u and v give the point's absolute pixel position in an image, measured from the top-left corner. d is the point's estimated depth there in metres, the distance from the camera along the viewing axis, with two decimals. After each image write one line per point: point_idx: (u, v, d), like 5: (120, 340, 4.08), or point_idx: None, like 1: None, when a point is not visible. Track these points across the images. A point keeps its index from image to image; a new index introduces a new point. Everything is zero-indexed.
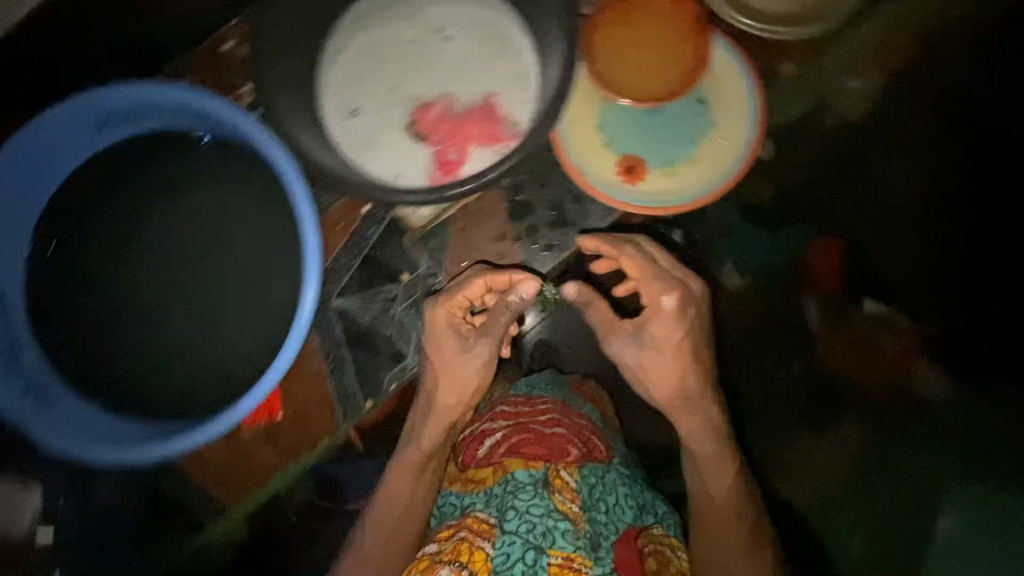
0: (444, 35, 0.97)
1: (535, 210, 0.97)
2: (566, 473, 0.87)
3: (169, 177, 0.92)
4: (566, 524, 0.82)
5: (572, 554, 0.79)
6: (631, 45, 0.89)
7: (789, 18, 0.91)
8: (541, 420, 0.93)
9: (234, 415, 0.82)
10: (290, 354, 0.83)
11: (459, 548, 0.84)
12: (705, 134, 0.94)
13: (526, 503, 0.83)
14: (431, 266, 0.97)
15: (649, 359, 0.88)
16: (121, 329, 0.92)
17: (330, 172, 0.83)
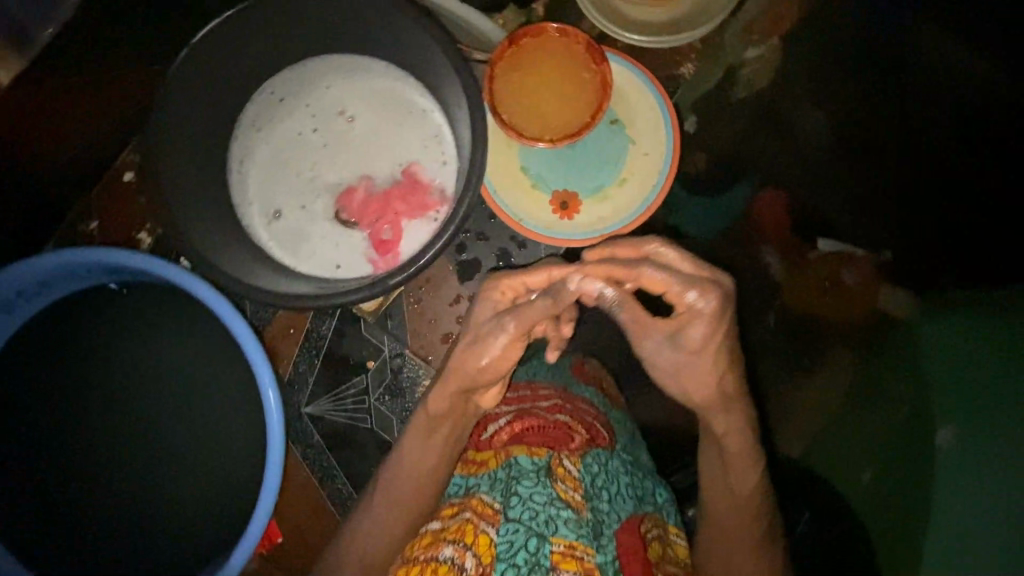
0: (348, 116, 0.96)
1: (482, 265, 0.96)
2: (569, 463, 0.73)
3: (104, 332, 0.89)
4: (568, 513, 0.67)
5: (575, 542, 0.65)
6: (534, 86, 0.89)
7: (675, 23, 0.92)
8: (543, 406, 0.82)
9: (240, 556, 0.80)
10: (275, 477, 0.80)
11: (462, 531, 0.69)
12: (626, 153, 0.94)
13: (530, 489, 0.68)
14: (394, 347, 0.94)
15: (684, 365, 0.72)
16: (92, 496, 0.89)
17: (255, 290, 0.78)
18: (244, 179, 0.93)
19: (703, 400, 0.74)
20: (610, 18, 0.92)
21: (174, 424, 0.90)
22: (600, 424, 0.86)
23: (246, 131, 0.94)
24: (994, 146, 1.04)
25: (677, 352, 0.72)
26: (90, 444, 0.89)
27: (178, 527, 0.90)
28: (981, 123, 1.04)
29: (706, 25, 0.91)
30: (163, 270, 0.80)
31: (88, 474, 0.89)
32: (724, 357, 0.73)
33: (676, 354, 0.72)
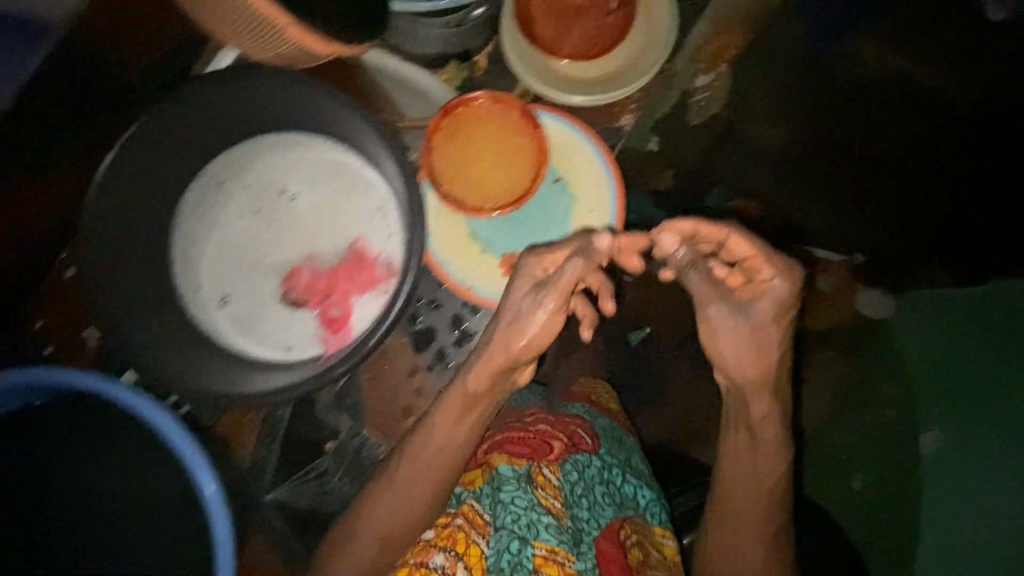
0: (289, 194, 0.94)
1: (437, 333, 0.94)
2: (549, 469, 0.74)
3: None
4: (550, 517, 0.69)
5: (556, 546, 0.67)
6: (473, 153, 0.88)
7: (608, 78, 0.93)
8: (528, 420, 0.83)
9: None
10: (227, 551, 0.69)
11: (452, 536, 0.70)
12: (572, 210, 0.94)
13: (511, 495, 0.70)
14: (353, 426, 0.93)
15: (740, 335, 0.70)
16: None
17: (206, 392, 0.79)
18: (186, 269, 0.91)
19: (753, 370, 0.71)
20: (543, 78, 0.92)
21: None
22: (583, 429, 0.83)
23: (187, 218, 0.92)
24: (995, 143, 0.86)
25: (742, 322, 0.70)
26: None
27: None
28: (981, 112, 0.85)
29: (641, 79, 0.92)
30: (83, 378, 0.72)
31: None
32: (785, 343, 0.71)
33: (737, 329, 0.70)
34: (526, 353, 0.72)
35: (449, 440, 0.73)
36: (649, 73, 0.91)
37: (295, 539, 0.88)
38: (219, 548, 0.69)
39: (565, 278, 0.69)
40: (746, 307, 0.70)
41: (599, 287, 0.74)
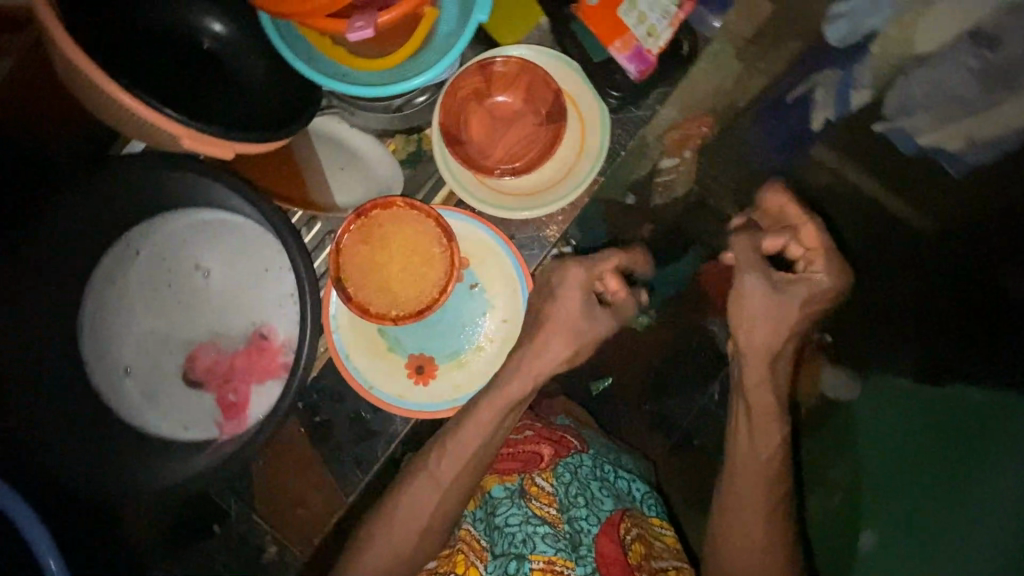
0: (204, 270, 0.94)
1: (336, 428, 0.92)
2: (541, 479, 0.81)
3: None
4: (545, 528, 0.76)
5: (553, 557, 0.73)
6: (383, 257, 0.87)
7: (538, 188, 0.92)
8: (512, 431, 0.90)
9: None
10: None
11: (452, 561, 0.79)
12: (483, 316, 0.92)
13: (504, 517, 0.78)
14: (243, 510, 0.93)
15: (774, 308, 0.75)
16: None
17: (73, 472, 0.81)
18: (90, 335, 0.91)
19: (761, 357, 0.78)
20: (467, 182, 0.90)
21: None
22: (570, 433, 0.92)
23: (98, 285, 0.91)
24: None
25: (774, 296, 0.75)
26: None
27: None
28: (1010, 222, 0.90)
29: (571, 191, 0.90)
30: None
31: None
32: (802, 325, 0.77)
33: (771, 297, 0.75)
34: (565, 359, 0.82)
35: (473, 451, 0.80)
36: (580, 186, 0.89)
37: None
38: None
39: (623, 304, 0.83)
40: (774, 284, 0.76)
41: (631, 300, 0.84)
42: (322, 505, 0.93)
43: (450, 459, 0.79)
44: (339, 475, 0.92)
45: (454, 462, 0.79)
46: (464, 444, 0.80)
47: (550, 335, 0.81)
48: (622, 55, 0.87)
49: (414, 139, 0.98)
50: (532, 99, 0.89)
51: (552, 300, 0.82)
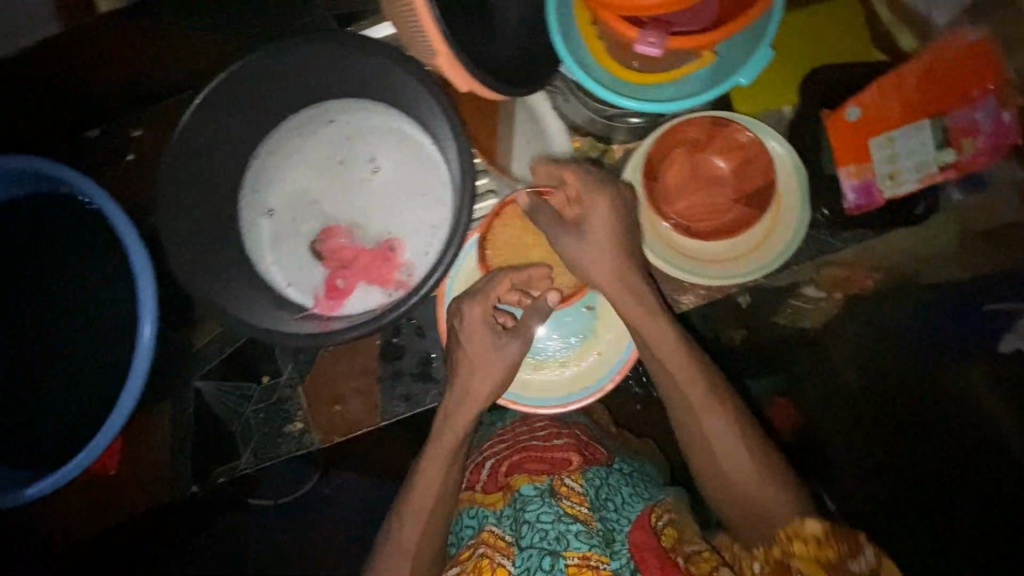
0: (373, 165, 0.99)
1: (405, 356, 0.97)
2: (571, 480, 0.81)
3: (60, 232, 0.92)
4: (578, 526, 0.75)
5: (588, 553, 0.72)
6: (530, 239, 0.91)
7: (703, 257, 0.89)
8: (540, 436, 0.88)
9: (76, 464, 0.78)
10: (130, 402, 0.78)
11: (479, 566, 0.75)
12: (583, 341, 0.93)
13: (536, 513, 0.76)
14: (293, 377, 0.98)
15: (594, 253, 0.80)
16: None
17: (187, 273, 0.85)
18: (258, 168, 0.99)
19: (727, 426, 0.76)
20: None
21: (77, 339, 0.91)
22: (597, 443, 0.92)
23: (286, 131, 0.99)
24: None
25: (590, 242, 0.80)
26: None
27: (27, 427, 0.91)
28: None
29: (723, 283, 0.88)
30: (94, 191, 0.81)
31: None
32: (629, 235, 0.82)
33: (587, 244, 0.81)
34: (490, 392, 0.84)
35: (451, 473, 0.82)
36: (734, 282, 0.88)
37: (204, 422, 0.98)
38: (127, 393, 0.78)
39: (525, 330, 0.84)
40: (580, 232, 0.81)
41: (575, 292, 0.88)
42: (359, 413, 0.97)
43: (442, 447, 0.82)
44: (384, 397, 0.97)
45: (450, 442, 0.82)
46: (435, 466, 0.81)
47: (469, 374, 0.83)
48: (849, 181, 0.85)
49: (598, 147, 1.00)
50: (740, 175, 0.88)
51: (460, 347, 0.84)
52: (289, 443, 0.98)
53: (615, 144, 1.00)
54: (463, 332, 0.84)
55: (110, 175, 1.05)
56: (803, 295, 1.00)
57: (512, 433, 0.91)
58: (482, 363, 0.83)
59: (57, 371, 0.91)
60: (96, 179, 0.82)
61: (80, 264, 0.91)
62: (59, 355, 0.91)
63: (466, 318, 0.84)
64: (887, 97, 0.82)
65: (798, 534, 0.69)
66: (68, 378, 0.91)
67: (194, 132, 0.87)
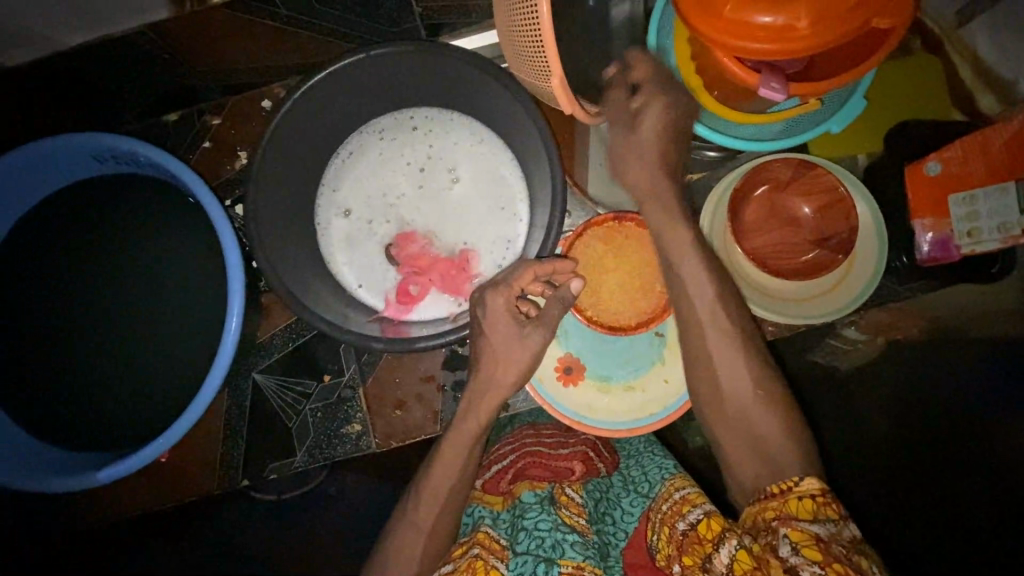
0: (453, 175, 1.01)
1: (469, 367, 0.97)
2: (571, 491, 0.83)
3: (138, 211, 0.91)
4: (574, 536, 0.75)
5: (581, 563, 0.72)
6: (613, 262, 0.90)
7: (776, 295, 0.90)
8: (547, 441, 0.93)
9: (156, 447, 0.79)
10: (213, 387, 0.79)
11: (472, 565, 0.76)
12: (650, 369, 0.94)
13: (534, 521, 0.77)
14: (355, 378, 0.98)
15: (629, 152, 0.81)
16: (44, 334, 0.90)
17: (269, 262, 0.84)
18: (339, 169, 1.00)
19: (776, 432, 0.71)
20: (716, 239, 0.90)
21: (147, 320, 0.90)
22: (604, 450, 0.95)
23: (370, 134, 1.00)
24: None
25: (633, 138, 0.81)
26: (62, 292, 0.90)
27: (86, 401, 0.89)
28: None
29: (794, 322, 0.90)
30: (191, 178, 0.82)
31: (47, 320, 0.90)
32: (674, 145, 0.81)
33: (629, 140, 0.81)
34: (511, 382, 0.84)
35: (467, 464, 0.82)
36: (802, 323, 0.89)
37: (260, 413, 0.98)
38: (211, 376, 0.79)
39: (546, 319, 0.83)
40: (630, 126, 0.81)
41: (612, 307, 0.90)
42: (418, 419, 0.97)
43: (465, 436, 0.82)
44: (445, 407, 0.97)
45: (473, 428, 0.83)
46: (448, 463, 0.81)
47: (493, 362, 0.83)
48: (926, 234, 0.89)
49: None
50: (818, 219, 0.90)
51: (483, 336, 0.84)
52: (346, 444, 0.97)
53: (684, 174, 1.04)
54: (485, 321, 0.83)
55: (185, 158, 1.06)
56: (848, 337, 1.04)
57: (519, 432, 0.95)
58: (504, 352, 0.83)
59: (124, 351, 0.90)
60: (194, 164, 0.83)
61: (154, 247, 0.91)
62: (127, 335, 0.90)
63: (488, 307, 0.83)
64: (969, 156, 0.86)
65: (794, 492, 0.64)
66: (134, 359, 0.90)
67: (291, 124, 0.87)
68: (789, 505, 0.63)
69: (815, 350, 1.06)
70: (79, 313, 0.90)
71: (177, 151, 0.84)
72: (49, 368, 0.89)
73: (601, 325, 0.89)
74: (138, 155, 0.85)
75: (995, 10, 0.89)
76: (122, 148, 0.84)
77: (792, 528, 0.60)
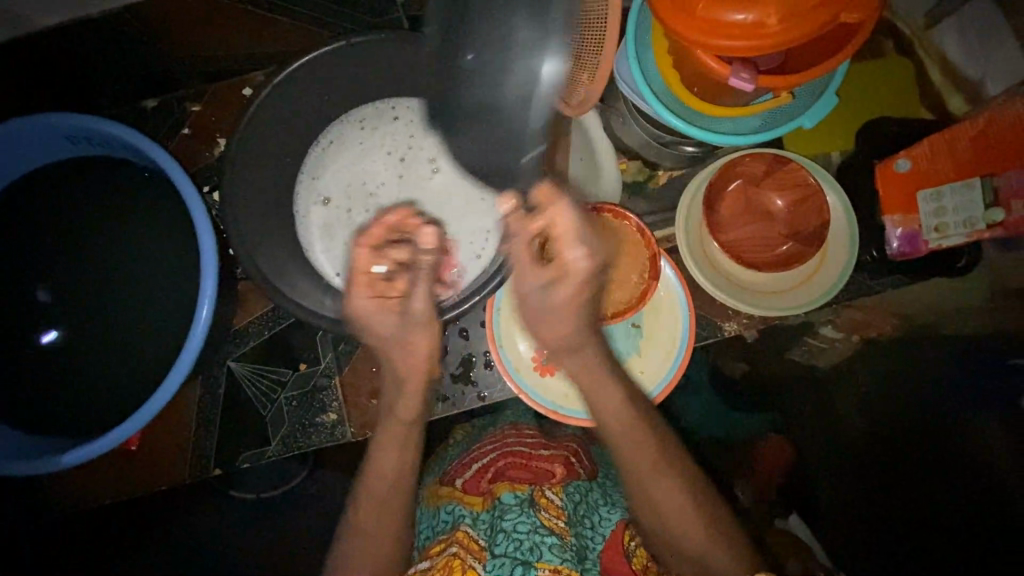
0: (434, 165, 1.01)
1: (446, 358, 1.02)
2: (552, 493, 0.83)
3: (113, 194, 0.90)
4: (553, 539, 0.77)
5: (559, 567, 0.74)
6: None
7: (752, 288, 0.92)
8: (529, 442, 0.93)
9: (120, 433, 0.78)
10: (182, 372, 0.78)
11: (449, 564, 0.76)
12: (626, 360, 0.94)
13: (513, 523, 0.79)
14: (332, 367, 0.97)
15: (544, 314, 0.80)
16: (15, 314, 0.88)
17: (243, 246, 0.84)
18: (320, 157, 1.00)
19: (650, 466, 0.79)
20: (691, 237, 0.92)
21: (121, 305, 0.89)
22: (582, 455, 0.95)
23: (351, 123, 1.01)
24: None
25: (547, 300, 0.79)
26: (35, 274, 0.89)
27: (58, 384, 0.88)
28: None
29: (766, 313, 0.91)
30: (165, 159, 0.81)
31: (19, 300, 0.89)
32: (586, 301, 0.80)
33: (543, 291, 0.79)
34: (424, 363, 0.83)
35: (396, 464, 0.83)
36: (768, 314, 0.90)
37: (235, 401, 0.97)
38: (179, 361, 0.78)
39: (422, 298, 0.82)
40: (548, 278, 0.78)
41: None
42: None
43: (393, 435, 0.84)
44: None
45: (398, 428, 0.84)
46: (380, 465, 0.83)
47: (392, 358, 0.83)
48: (896, 229, 0.91)
49: (645, 172, 1.10)
50: (793, 214, 0.92)
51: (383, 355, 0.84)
52: (321, 433, 0.96)
53: (661, 170, 1.09)
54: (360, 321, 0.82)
55: (164, 144, 1.05)
56: (823, 333, 1.11)
57: (500, 432, 0.96)
58: (400, 344, 0.83)
59: (95, 336, 0.89)
60: (168, 144, 0.82)
61: (129, 231, 0.90)
62: (99, 318, 0.89)
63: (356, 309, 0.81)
64: (939, 151, 0.88)
65: None
66: (105, 343, 0.89)
67: (272, 108, 0.87)
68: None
69: (793, 347, 1.14)
70: (51, 296, 0.89)
71: (151, 132, 0.83)
72: (26, 352, 0.88)
73: None
74: (112, 137, 0.84)
75: (965, 11, 0.92)
76: (96, 130, 0.84)
77: None
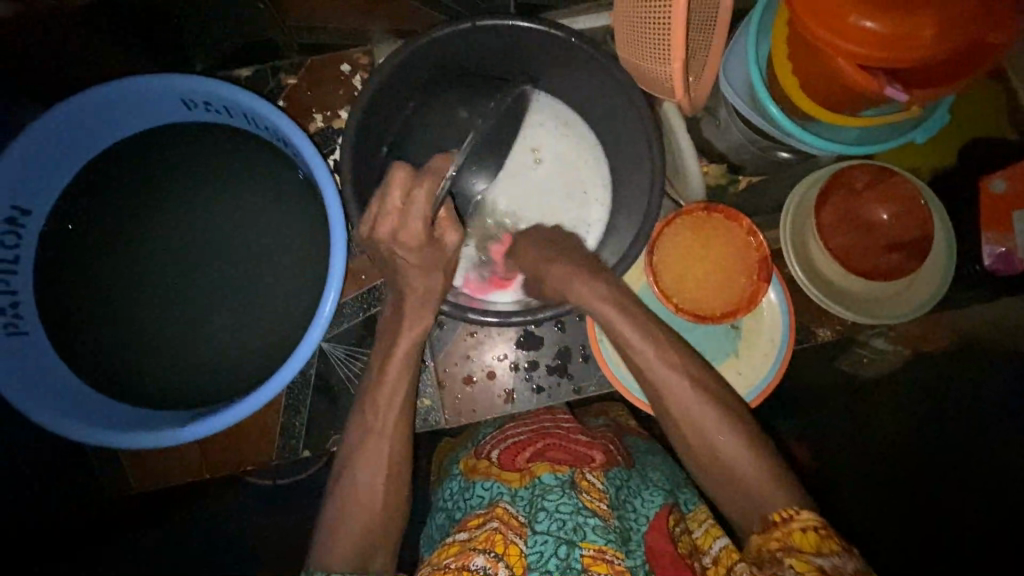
0: (537, 156, 1.01)
1: (542, 348, 0.98)
2: (592, 476, 0.71)
3: (224, 168, 0.90)
4: (596, 520, 0.64)
5: (604, 547, 0.62)
6: (699, 252, 0.91)
7: (856, 298, 0.94)
8: (566, 426, 0.83)
9: (237, 411, 0.76)
10: (306, 351, 0.76)
11: (490, 538, 0.66)
12: (724, 358, 0.96)
13: (554, 503, 0.66)
14: (426, 351, 0.97)
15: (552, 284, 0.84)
16: (126, 276, 0.89)
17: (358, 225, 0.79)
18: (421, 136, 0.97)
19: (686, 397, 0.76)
20: (794, 241, 0.94)
21: (161, 291, 0.89)
22: (615, 440, 0.85)
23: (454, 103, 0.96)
24: None
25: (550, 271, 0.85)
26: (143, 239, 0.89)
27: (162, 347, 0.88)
28: None
29: (863, 320, 0.93)
30: (292, 131, 0.80)
31: (130, 265, 0.89)
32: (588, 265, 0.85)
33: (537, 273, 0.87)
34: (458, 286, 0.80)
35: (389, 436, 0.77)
36: (872, 321, 0.92)
37: (328, 379, 0.96)
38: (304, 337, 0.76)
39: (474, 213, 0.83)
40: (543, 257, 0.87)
41: (700, 299, 0.91)
42: (490, 397, 0.98)
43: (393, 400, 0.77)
44: (515, 387, 0.98)
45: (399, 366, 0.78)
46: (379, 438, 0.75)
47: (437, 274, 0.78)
48: (992, 247, 0.95)
49: (727, 177, 1.11)
50: (895, 224, 0.94)
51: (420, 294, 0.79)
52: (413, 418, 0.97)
53: (742, 176, 1.11)
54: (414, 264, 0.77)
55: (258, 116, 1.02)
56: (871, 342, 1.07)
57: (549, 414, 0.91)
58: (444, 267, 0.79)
59: (201, 306, 0.89)
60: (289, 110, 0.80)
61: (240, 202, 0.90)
62: (203, 288, 0.90)
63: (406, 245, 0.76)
64: None
65: (795, 523, 0.62)
66: (220, 315, 0.89)
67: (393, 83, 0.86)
68: (793, 538, 0.61)
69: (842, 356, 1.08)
70: (94, 288, 0.88)
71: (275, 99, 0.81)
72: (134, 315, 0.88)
73: (688, 312, 0.89)
74: (238, 106, 0.82)
75: None
76: (223, 97, 0.82)
77: (797, 558, 0.57)
